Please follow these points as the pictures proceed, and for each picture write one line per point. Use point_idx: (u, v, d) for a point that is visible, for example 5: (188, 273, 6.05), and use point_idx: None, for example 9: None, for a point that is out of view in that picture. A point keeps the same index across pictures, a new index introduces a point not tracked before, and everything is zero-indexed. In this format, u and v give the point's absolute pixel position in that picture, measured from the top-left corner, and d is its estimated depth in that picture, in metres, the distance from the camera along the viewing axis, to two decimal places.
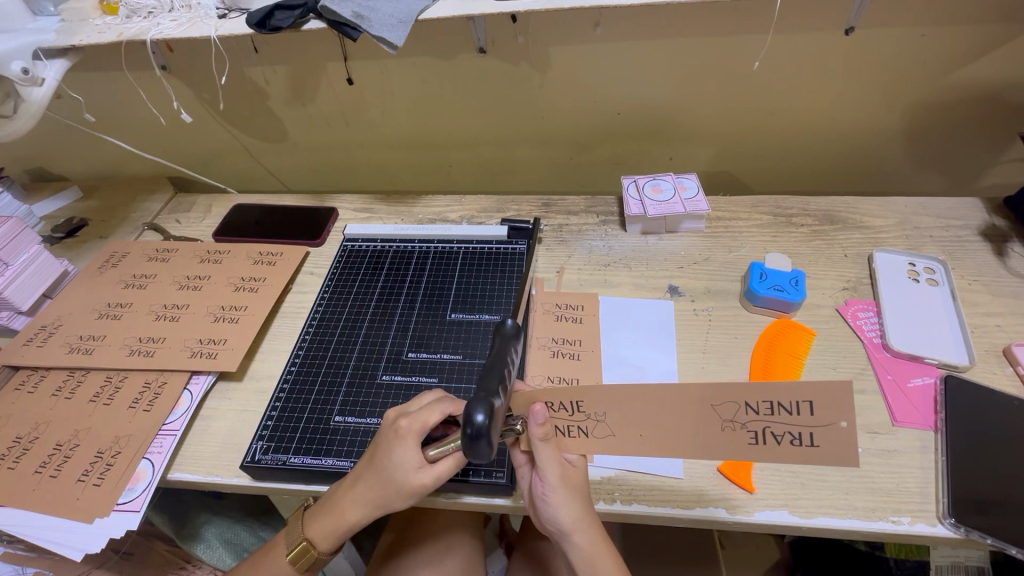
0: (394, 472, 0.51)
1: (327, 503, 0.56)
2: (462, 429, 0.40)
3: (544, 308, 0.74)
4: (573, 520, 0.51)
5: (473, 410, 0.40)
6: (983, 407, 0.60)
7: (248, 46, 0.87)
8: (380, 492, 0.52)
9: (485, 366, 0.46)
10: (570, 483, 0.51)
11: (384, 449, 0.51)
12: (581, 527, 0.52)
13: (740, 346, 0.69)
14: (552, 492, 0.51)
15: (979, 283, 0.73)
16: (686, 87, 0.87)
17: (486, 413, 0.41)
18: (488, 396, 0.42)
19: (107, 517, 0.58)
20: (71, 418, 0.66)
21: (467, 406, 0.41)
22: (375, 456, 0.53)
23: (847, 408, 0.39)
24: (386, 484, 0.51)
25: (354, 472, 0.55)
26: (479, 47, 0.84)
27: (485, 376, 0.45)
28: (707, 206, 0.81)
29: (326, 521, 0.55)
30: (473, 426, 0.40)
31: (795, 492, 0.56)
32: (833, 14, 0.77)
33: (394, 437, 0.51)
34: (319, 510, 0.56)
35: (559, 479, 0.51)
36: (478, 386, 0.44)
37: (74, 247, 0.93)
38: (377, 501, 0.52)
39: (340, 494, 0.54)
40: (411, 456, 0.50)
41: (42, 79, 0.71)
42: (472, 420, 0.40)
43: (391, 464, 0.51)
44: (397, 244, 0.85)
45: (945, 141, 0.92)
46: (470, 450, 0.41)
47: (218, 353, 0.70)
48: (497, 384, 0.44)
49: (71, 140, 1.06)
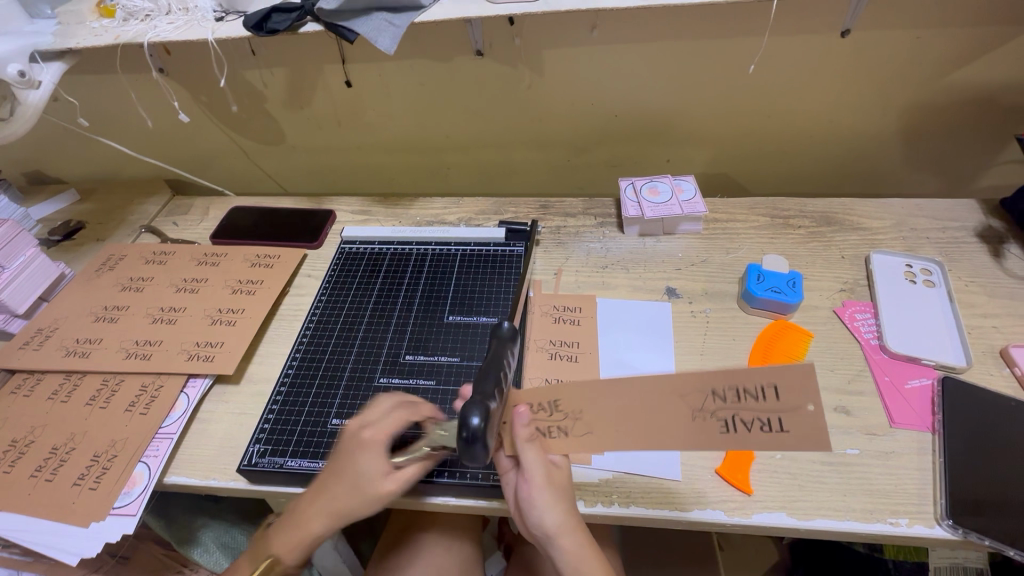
0: (358, 481, 0.51)
1: (285, 524, 0.53)
2: (458, 433, 0.42)
3: (542, 310, 0.74)
4: (558, 522, 0.50)
5: (469, 414, 0.42)
6: (980, 408, 0.60)
7: (245, 49, 0.87)
8: (346, 503, 0.51)
9: (481, 368, 0.48)
10: (553, 483, 0.51)
11: (348, 460, 0.52)
12: (565, 529, 0.50)
13: (738, 348, 0.69)
14: (535, 492, 0.50)
15: (976, 284, 0.73)
16: (683, 90, 0.88)
17: (482, 417, 0.43)
18: (484, 400, 0.44)
19: (103, 521, 0.57)
20: (67, 421, 0.66)
21: (464, 409, 0.43)
22: (336, 468, 0.52)
23: (812, 389, 0.40)
24: (349, 495, 0.51)
25: (313, 487, 0.53)
26: (477, 49, 0.84)
27: (482, 379, 0.47)
28: (705, 208, 0.81)
29: (286, 542, 0.53)
30: (469, 429, 0.42)
31: (793, 494, 0.56)
32: (830, 16, 0.77)
33: (360, 446, 0.52)
34: (279, 528, 0.54)
35: (542, 477, 0.50)
36: (474, 389, 0.46)
37: (71, 250, 0.93)
38: (341, 514, 0.51)
39: (301, 511, 0.53)
40: (378, 464, 0.51)
41: (39, 82, 0.71)
42: (467, 423, 0.42)
43: (356, 473, 0.51)
44: (395, 246, 0.84)
45: (941, 143, 0.92)
46: (465, 454, 0.42)
47: (215, 356, 0.70)
48: (492, 387, 0.46)
49: (68, 142, 1.06)
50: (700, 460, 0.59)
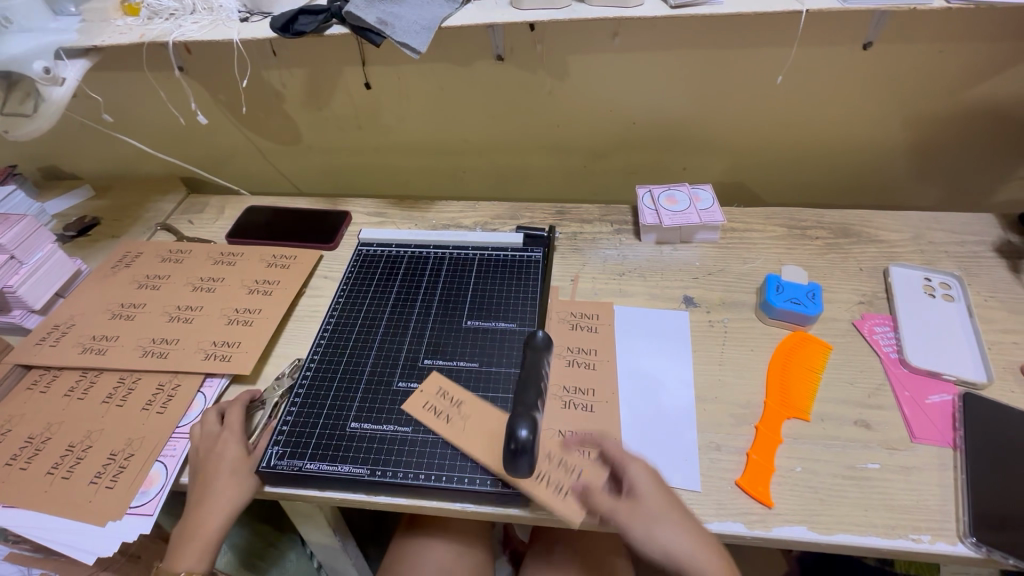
0: (226, 464, 0.59)
1: (183, 532, 0.57)
2: (510, 444, 0.49)
3: (560, 316, 0.74)
4: (692, 544, 0.51)
5: (519, 427, 0.49)
6: (1001, 424, 0.60)
7: (266, 48, 0.87)
8: (231, 483, 0.58)
9: (522, 380, 0.54)
10: (657, 511, 0.52)
11: (210, 455, 0.60)
12: (702, 554, 0.51)
13: (756, 359, 0.69)
14: (650, 532, 0.51)
15: (996, 300, 0.73)
16: (703, 99, 0.88)
17: (530, 428, 0.50)
18: (530, 413, 0.51)
19: (120, 520, 0.57)
20: (84, 419, 0.66)
21: (513, 424, 0.50)
22: (203, 469, 0.59)
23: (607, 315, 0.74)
24: (229, 479, 0.58)
25: (193, 503, 0.58)
26: (498, 54, 0.84)
27: (524, 391, 0.53)
28: (723, 217, 0.81)
29: (192, 543, 0.56)
30: (518, 442, 0.49)
31: (813, 508, 0.55)
32: (853, 28, 0.77)
33: (211, 445, 0.61)
34: (180, 544, 0.57)
35: (644, 514, 0.52)
36: (517, 400, 0.52)
37: (86, 246, 0.93)
38: (225, 494, 0.58)
39: (196, 515, 0.57)
40: (234, 445, 0.60)
41: (63, 78, 0.72)
42: (518, 435, 0.49)
43: (217, 457, 0.60)
44: (413, 249, 0.85)
45: (960, 157, 0.92)
46: (513, 461, 0.49)
47: (232, 356, 0.70)
48: (535, 398, 0.52)
49: (84, 138, 1.06)
50: (719, 472, 0.59)
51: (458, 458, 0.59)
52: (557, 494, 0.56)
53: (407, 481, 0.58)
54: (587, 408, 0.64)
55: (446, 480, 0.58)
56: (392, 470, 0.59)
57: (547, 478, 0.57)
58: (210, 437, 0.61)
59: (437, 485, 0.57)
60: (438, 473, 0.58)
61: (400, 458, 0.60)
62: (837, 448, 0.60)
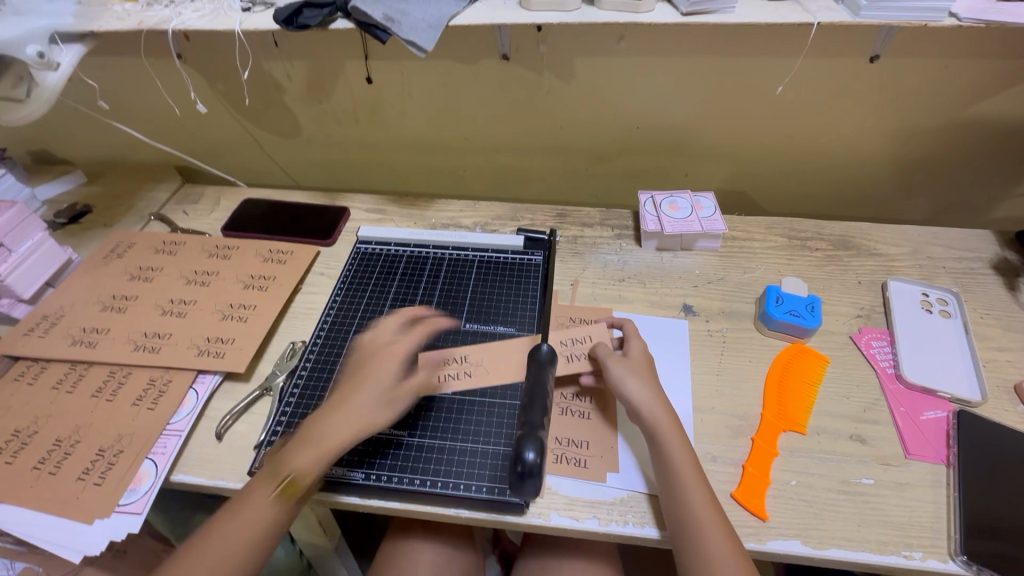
0: (383, 385, 0.60)
1: (304, 432, 0.56)
2: (516, 465, 0.50)
3: (559, 321, 0.73)
4: (654, 402, 0.59)
5: (524, 450, 0.51)
6: (994, 443, 0.60)
7: (267, 40, 0.85)
8: (375, 404, 0.59)
9: (526, 401, 0.56)
10: (634, 368, 0.62)
11: (370, 370, 0.61)
12: (662, 416, 0.58)
13: (754, 371, 0.69)
14: (623, 376, 0.61)
15: (992, 317, 0.74)
16: (707, 106, 0.87)
17: (537, 451, 0.51)
18: (535, 434, 0.52)
19: (108, 518, 0.56)
20: (71, 413, 0.64)
21: (519, 447, 0.51)
22: (357, 382, 0.60)
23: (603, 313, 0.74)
24: (379, 399, 0.59)
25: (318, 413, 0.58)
26: (503, 53, 0.83)
27: (530, 409, 0.55)
28: (724, 226, 0.81)
29: (315, 445, 0.55)
30: (525, 464, 0.50)
31: (807, 522, 0.56)
32: (861, 41, 0.76)
33: (383, 367, 0.62)
34: (296, 444, 0.56)
35: (627, 365, 0.63)
36: (524, 420, 0.54)
37: (77, 234, 0.91)
38: (369, 413, 0.58)
39: (329, 421, 0.57)
40: (396, 372, 0.62)
41: (58, 64, 0.70)
42: (524, 457, 0.51)
43: (376, 376, 0.61)
44: (412, 249, 0.84)
45: (959, 172, 0.92)
46: (519, 484, 0.51)
47: (226, 353, 0.69)
48: (540, 417, 0.54)
49: (77, 124, 1.04)
50: (714, 484, 0.59)
51: (454, 464, 0.59)
52: (567, 359, 0.67)
53: (402, 485, 0.57)
54: (583, 414, 0.64)
55: (441, 486, 0.57)
56: (386, 474, 0.58)
57: (568, 342, 0.68)
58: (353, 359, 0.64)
59: (431, 490, 0.57)
60: (433, 478, 0.58)
61: (395, 461, 0.59)
62: (832, 462, 0.60)
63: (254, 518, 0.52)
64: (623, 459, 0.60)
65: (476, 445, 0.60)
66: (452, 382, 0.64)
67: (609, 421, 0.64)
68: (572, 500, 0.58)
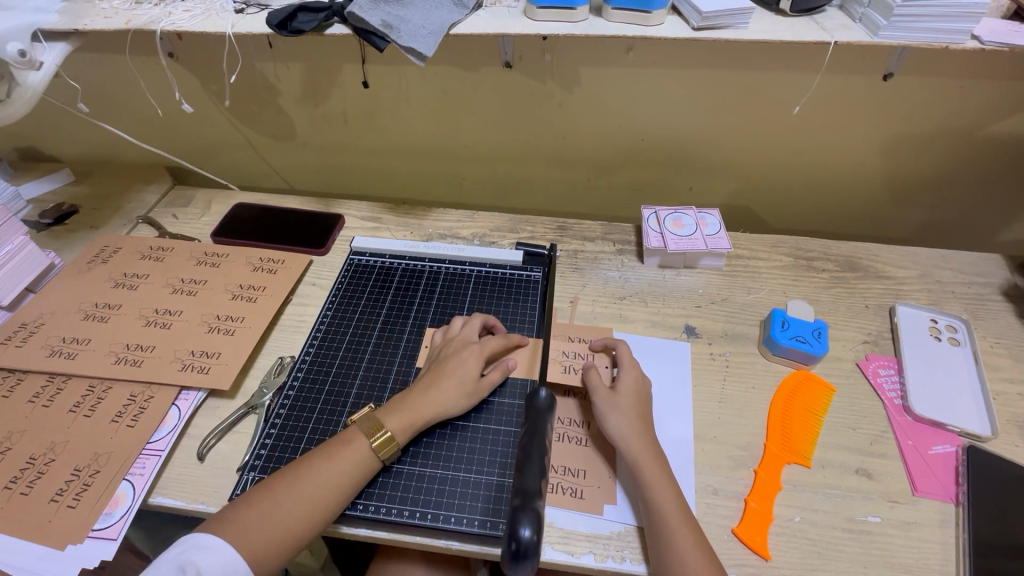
0: (465, 369, 0.62)
1: (400, 399, 0.60)
2: (510, 543, 0.46)
3: (559, 339, 0.71)
4: (635, 437, 0.58)
5: (521, 527, 0.46)
6: (1006, 482, 0.58)
7: (262, 41, 0.83)
8: (457, 386, 0.61)
9: (521, 461, 0.52)
10: (621, 402, 0.60)
11: (452, 357, 0.64)
12: (643, 453, 0.57)
13: (758, 398, 0.67)
14: (606, 411, 0.60)
15: (1001, 346, 0.72)
16: (715, 120, 0.85)
17: (533, 527, 0.47)
18: (532, 507, 0.48)
19: (81, 544, 0.54)
20: (47, 429, 0.61)
21: (515, 523, 0.47)
22: (442, 365, 0.63)
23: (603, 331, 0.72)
24: (461, 382, 0.61)
25: (406, 391, 0.62)
26: (506, 61, 0.80)
27: (525, 472, 0.51)
28: (729, 245, 0.79)
29: (407, 411, 0.59)
30: (519, 542, 0.46)
31: (811, 562, 0.53)
32: (874, 59, 0.74)
33: (463, 348, 0.65)
34: (391, 407, 0.59)
35: (611, 400, 0.61)
36: (521, 490, 0.49)
37: (62, 236, 0.88)
38: (454, 393, 0.61)
39: (422, 391, 0.60)
40: (479, 362, 0.63)
41: (40, 62, 0.67)
42: (519, 535, 0.46)
43: (459, 361, 0.63)
44: (407, 261, 0.81)
45: (969, 193, 0.90)
46: (513, 565, 0.46)
47: (211, 368, 0.66)
48: (537, 484, 0.50)
49: (65, 121, 1.01)
50: (716, 518, 0.57)
51: (446, 494, 0.56)
52: (562, 370, 0.66)
53: (388, 516, 0.55)
54: (580, 440, 0.62)
55: (429, 519, 0.55)
56: (374, 504, 0.56)
57: (565, 356, 0.68)
58: (442, 344, 0.67)
59: (418, 523, 0.54)
60: (423, 509, 0.55)
61: (383, 491, 0.57)
62: (837, 498, 0.58)
63: (328, 486, 0.53)
64: (620, 489, 0.58)
65: (468, 476, 0.58)
66: (493, 372, 0.64)
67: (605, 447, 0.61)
68: (565, 533, 0.55)
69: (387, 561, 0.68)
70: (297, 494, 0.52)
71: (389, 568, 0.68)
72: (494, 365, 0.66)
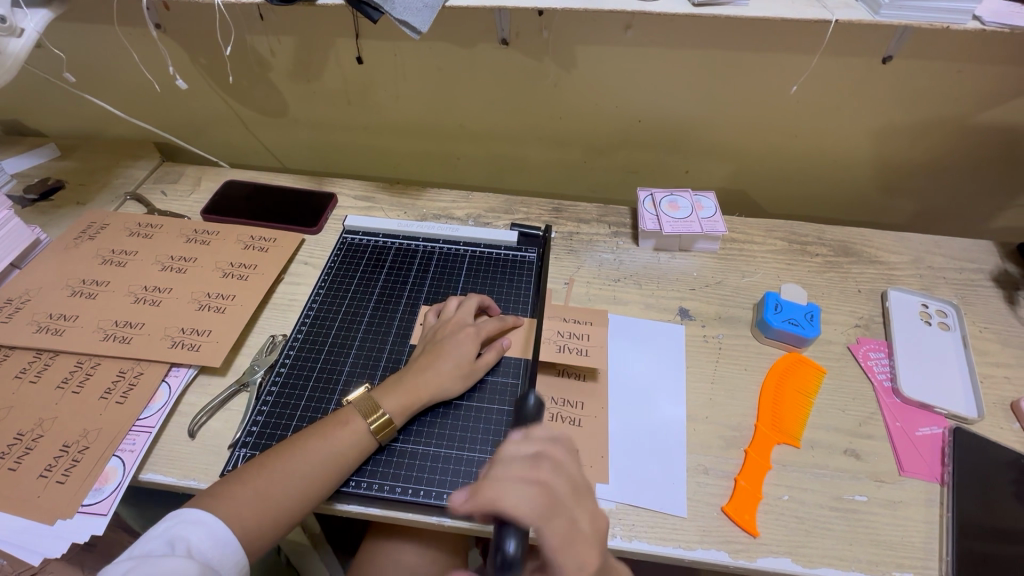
0: (460, 352, 0.62)
1: (396, 380, 0.60)
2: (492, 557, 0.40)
3: (552, 320, 0.70)
4: None
5: (506, 539, 0.40)
6: (990, 463, 0.59)
7: (252, 13, 0.80)
8: (453, 369, 0.61)
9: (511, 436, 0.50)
10: None
11: (447, 341, 0.63)
12: None
13: (749, 379, 0.67)
14: None
15: (990, 331, 0.72)
16: (713, 102, 0.84)
17: (519, 540, 0.41)
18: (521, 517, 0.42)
19: (71, 519, 0.53)
20: (34, 404, 0.61)
21: (500, 534, 0.41)
22: (436, 348, 0.62)
23: (597, 313, 0.71)
24: (456, 365, 0.61)
25: (401, 371, 0.61)
26: (503, 38, 0.78)
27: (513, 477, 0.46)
28: (724, 228, 0.79)
29: (404, 394, 0.58)
30: (505, 555, 0.40)
31: (799, 539, 0.54)
32: (874, 41, 0.73)
33: (458, 331, 0.64)
34: (387, 388, 0.59)
35: None
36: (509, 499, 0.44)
37: (47, 212, 0.86)
38: (449, 375, 0.60)
39: (418, 373, 0.60)
40: (474, 345, 0.63)
41: (21, 29, 0.65)
42: (505, 547, 0.40)
43: (454, 345, 0.62)
44: (400, 241, 0.81)
45: (963, 179, 0.91)
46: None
47: (202, 345, 0.66)
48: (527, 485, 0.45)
49: (50, 94, 0.98)
50: (706, 496, 0.57)
51: (438, 471, 0.57)
52: (557, 349, 0.67)
53: (380, 492, 0.55)
54: (575, 421, 0.62)
55: (421, 495, 0.55)
56: (366, 481, 0.56)
57: (561, 335, 0.68)
58: (436, 326, 0.66)
59: (410, 499, 0.55)
60: (415, 486, 0.56)
61: (376, 468, 0.57)
62: (825, 477, 0.59)
63: (317, 466, 0.53)
64: (613, 468, 0.59)
65: (460, 453, 0.58)
66: (488, 354, 0.63)
67: (600, 428, 0.61)
68: None
69: (380, 538, 0.69)
70: (289, 472, 0.52)
71: (382, 545, 0.68)
72: (489, 346, 0.65)
